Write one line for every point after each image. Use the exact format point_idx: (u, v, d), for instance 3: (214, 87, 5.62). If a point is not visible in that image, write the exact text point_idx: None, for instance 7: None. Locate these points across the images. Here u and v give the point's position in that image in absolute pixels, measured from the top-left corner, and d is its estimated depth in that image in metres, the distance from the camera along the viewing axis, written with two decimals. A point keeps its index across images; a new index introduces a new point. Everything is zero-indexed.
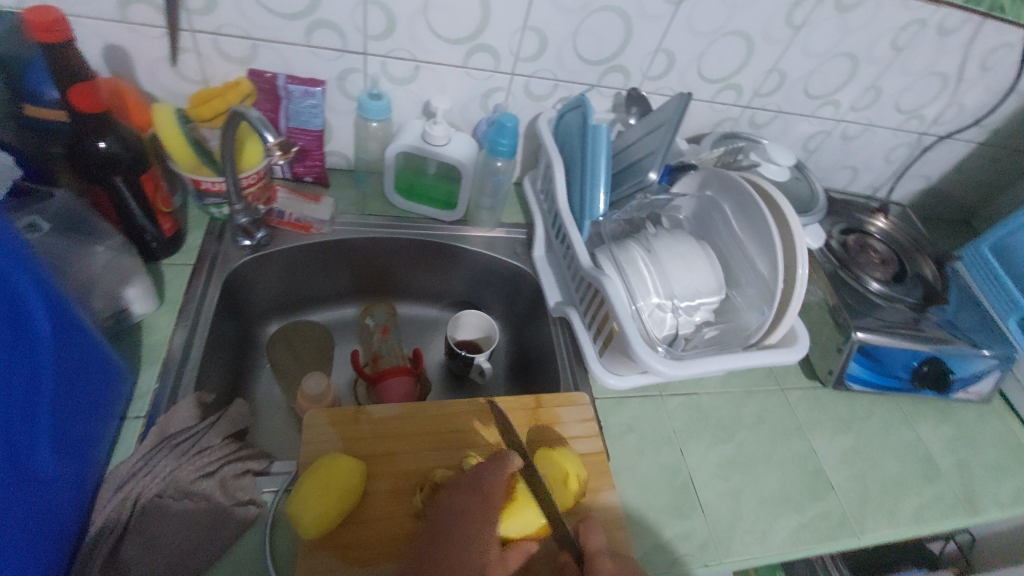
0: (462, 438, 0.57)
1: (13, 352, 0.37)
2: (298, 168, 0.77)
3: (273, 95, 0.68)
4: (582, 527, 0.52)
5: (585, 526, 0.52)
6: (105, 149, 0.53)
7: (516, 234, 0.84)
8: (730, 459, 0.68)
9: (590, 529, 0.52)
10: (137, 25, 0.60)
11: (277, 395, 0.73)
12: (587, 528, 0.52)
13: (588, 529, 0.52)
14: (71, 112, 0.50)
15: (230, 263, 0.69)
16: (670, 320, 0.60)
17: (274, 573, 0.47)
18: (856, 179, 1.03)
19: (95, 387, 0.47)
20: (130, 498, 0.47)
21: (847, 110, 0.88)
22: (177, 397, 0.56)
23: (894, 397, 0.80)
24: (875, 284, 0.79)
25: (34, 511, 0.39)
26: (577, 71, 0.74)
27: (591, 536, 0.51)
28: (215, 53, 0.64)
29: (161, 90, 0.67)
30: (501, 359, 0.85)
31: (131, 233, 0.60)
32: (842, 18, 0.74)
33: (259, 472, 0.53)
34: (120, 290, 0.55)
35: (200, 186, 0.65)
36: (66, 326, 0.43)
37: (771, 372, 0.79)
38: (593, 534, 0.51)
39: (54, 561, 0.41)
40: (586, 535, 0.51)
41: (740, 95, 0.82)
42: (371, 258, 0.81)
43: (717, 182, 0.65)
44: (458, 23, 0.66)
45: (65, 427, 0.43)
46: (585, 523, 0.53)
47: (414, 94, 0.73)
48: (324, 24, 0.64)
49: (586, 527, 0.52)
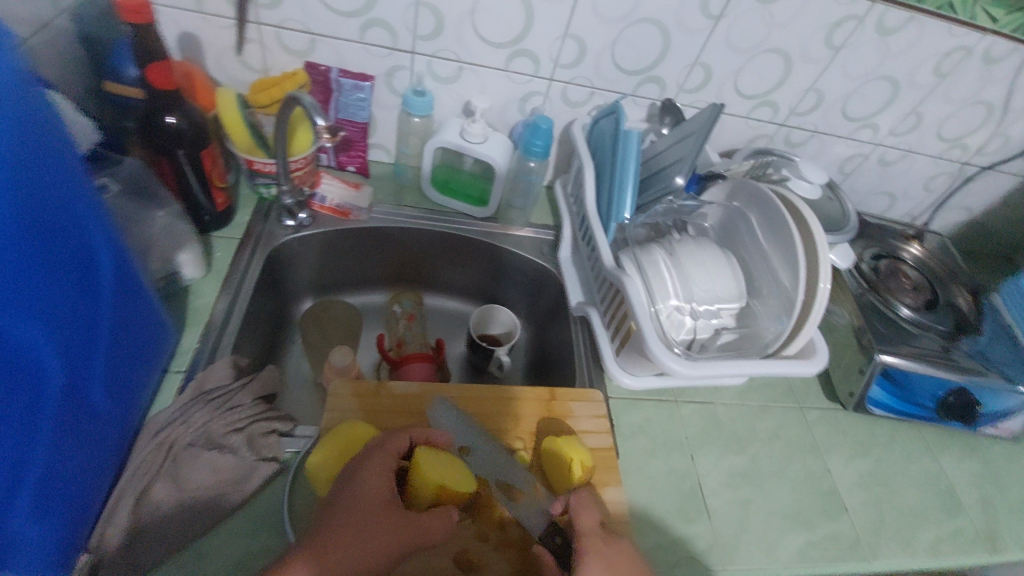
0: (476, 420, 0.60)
1: (82, 297, 0.41)
2: (342, 157, 0.81)
3: (326, 87, 0.73)
4: (572, 501, 0.53)
5: (576, 498, 0.53)
6: (173, 124, 0.58)
7: (544, 234, 0.86)
8: (741, 470, 0.68)
9: (581, 506, 0.53)
10: (210, 15, 0.66)
11: (305, 369, 0.77)
12: (580, 503, 0.53)
13: (579, 506, 0.53)
14: (147, 88, 0.55)
15: (273, 241, 0.74)
16: (688, 324, 0.61)
17: (290, 528, 0.49)
18: (894, 206, 1.02)
19: (146, 337, 0.51)
20: (167, 442, 0.51)
21: (886, 135, 0.87)
22: (215, 358, 0.60)
23: (919, 427, 0.78)
24: (905, 310, 0.78)
25: (83, 441, 0.43)
26: (614, 80, 0.76)
27: (582, 512, 0.52)
28: (277, 45, 0.70)
29: (225, 76, 0.72)
30: (520, 356, 0.87)
31: (188, 205, 0.65)
32: (883, 41, 0.74)
33: (284, 433, 0.55)
34: (174, 254, 0.60)
35: (253, 166, 0.70)
36: (126, 277, 0.47)
37: (791, 390, 0.78)
38: (585, 510, 0.52)
39: (93, 490, 0.45)
40: (578, 510, 0.52)
41: (776, 113, 0.83)
42: (405, 248, 0.85)
43: (746, 194, 0.66)
44: (503, 28, 0.69)
45: (117, 371, 0.47)
46: (576, 497, 0.53)
47: (456, 93, 0.77)
48: (378, 23, 0.68)
49: (579, 502, 0.53)
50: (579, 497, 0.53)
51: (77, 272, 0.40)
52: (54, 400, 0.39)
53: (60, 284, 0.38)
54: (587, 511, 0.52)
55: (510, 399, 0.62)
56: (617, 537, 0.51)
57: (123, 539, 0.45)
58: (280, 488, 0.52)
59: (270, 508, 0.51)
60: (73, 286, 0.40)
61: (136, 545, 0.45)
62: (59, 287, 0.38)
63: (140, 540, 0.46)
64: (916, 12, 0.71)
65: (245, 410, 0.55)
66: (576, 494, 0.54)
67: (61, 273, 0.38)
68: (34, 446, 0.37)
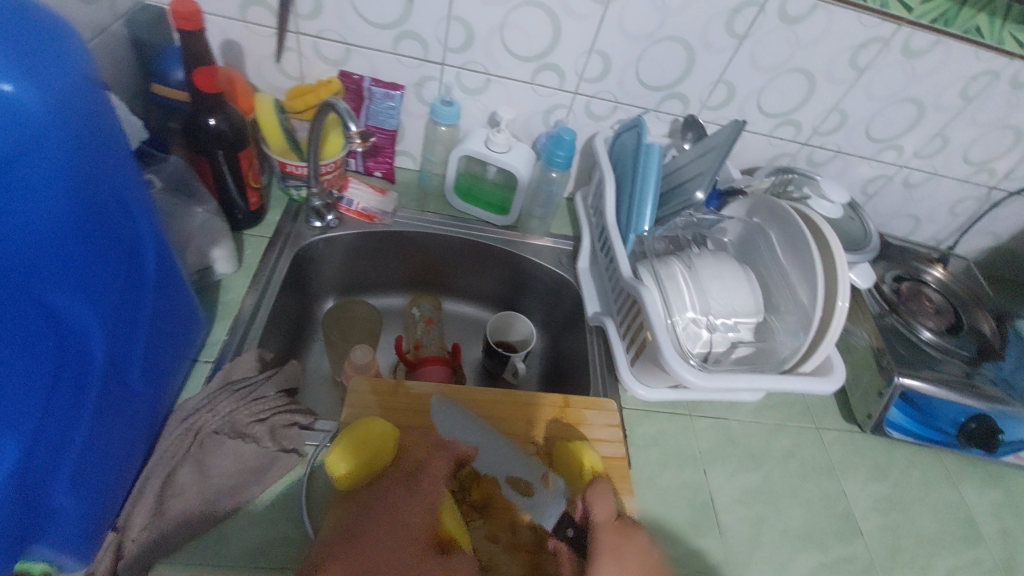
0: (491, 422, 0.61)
1: (127, 286, 0.44)
2: (370, 163, 0.84)
3: (358, 95, 0.76)
4: (588, 493, 0.51)
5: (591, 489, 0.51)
6: (214, 126, 0.61)
7: (564, 245, 0.87)
8: (754, 487, 0.67)
9: (596, 496, 0.50)
10: (253, 25, 0.69)
11: (325, 367, 0.79)
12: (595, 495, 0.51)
13: (594, 498, 0.50)
14: (192, 92, 0.58)
15: (301, 241, 0.76)
16: (704, 336, 0.61)
17: (307, 518, 0.51)
18: (918, 229, 1.01)
19: (181, 326, 0.54)
20: (195, 428, 0.53)
21: (911, 157, 0.87)
22: (241, 351, 0.62)
23: (939, 453, 0.76)
24: (927, 334, 0.76)
25: (118, 423, 0.45)
26: (638, 95, 0.78)
27: (597, 505, 0.50)
28: (314, 55, 0.73)
29: (264, 83, 0.76)
30: (535, 364, 0.87)
31: (223, 203, 0.68)
32: (908, 64, 0.74)
33: (305, 426, 0.57)
34: (208, 249, 0.63)
35: (285, 169, 0.72)
36: (167, 269, 0.50)
37: (807, 410, 0.78)
38: (599, 501, 0.50)
39: (123, 469, 0.47)
40: (593, 503, 0.50)
41: (798, 131, 0.83)
42: (427, 253, 0.87)
43: (766, 211, 0.67)
44: (531, 42, 0.72)
45: (154, 358, 0.49)
46: (592, 488, 0.51)
47: (482, 104, 0.79)
48: (411, 35, 0.71)
49: (594, 494, 0.51)
50: (593, 489, 0.51)
51: (124, 264, 0.43)
52: (97, 382, 0.41)
53: (108, 274, 0.41)
54: (603, 504, 0.50)
55: (525, 403, 0.63)
56: (636, 529, 0.48)
57: (148, 518, 0.47)
58: (298, 479, 0.54)
59: (290, 497, 0.52)
60: (120, 277, 0.42)
61: (160, 525, 0.47)
62: (108, 278, 0.41)
63: (165, 521, 0.47)
64: (943, 35, 0.71)
65: (269, 401, 0.57)
66: (592, 485, 0.52)
67: (110, 264, 0.41)
68: (76, 425, 0.40)
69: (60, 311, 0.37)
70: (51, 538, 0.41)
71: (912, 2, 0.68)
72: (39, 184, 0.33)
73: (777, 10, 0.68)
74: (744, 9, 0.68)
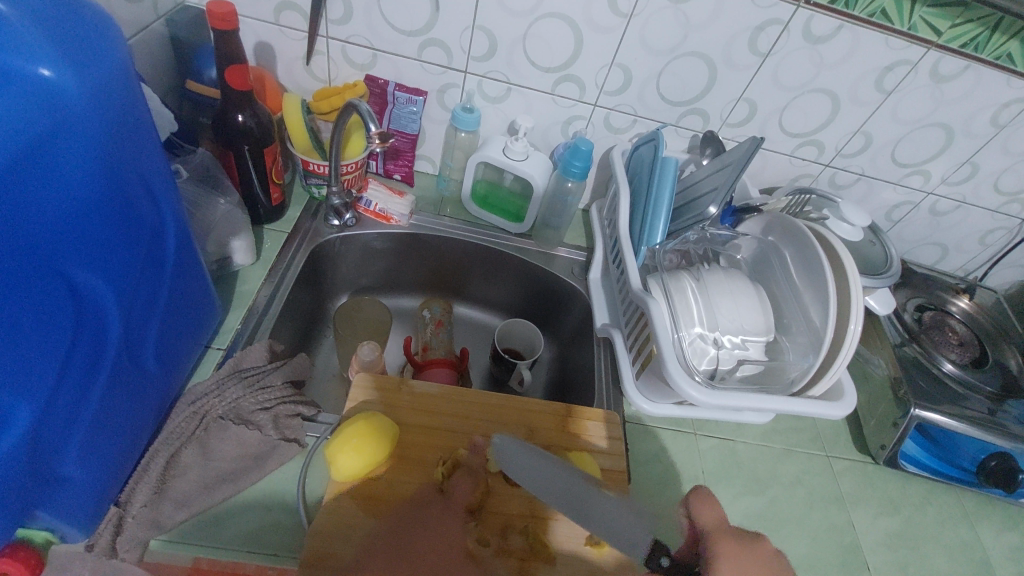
0: (492, 426, 0.60)
1: (145, 268, 0.45)
2: (390, 165, 0.86)
3: (382, 99, 0.78)
4: (689, 501, 0.42)
5: (693, 498, 0.42)
6: (242, 122, 0.63)
7: (577, 256, 0.87)
8: (758, 512, 0.66)
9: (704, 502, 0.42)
10: (286, 28, 0.72)
11: (333, 363, 0.80)
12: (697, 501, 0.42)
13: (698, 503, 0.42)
14: (224, 88, 0.61)
15: (319, 237, 0.78)
16: (711, 352, 0.60)
17: (304, 507, 0.51)
18: (945, 258, 0.98)
19: (197, 311, 0.55)
20: (201, 412, 0.54)
21: (938, 184, 0.85)
22: (253, 340, 0.63)
23: (956, 491, 0.73)
24: (949, 366, 0.74)
25: (129, 398, 0.47)
26: (658, 109, 0.78)
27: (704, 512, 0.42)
28: (342, 58, 0.75)
29: (293, 83, 0.78)
30: (542, 373, 0.87)
31: (246, 197, 0.71)
32: (936, 88, 0.73)
33: (307, 418, 0.58)
34: (229, 240, 0.65)
35: (308, 166, 0.74)
36: (188, 255, 0.51)
37: (818, 437, 0.75)
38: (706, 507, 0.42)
39: (131, 445, 0.49)
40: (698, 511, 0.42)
41: (821, 153, 0.82)
42: (441, 256, 0.88)
43: (780, 228, 0.66)
44: (554, 53, 0.73)
45: (169, 338, 0.51)
46: (692, 493, 0.43)
47: (503, 112, 0.80)
48: (436, 42, 0.73)
49: (698, 499, 0.42)
50: (697, 494, 0.42)
51: (144, 247, 0.45)
52: (110, 359, 0.43)
53: (129, 256, 0.43)
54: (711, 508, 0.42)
55: (527, 411, 0.62)
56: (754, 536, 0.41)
57: (149, 496, 0.48)
58: (296, 470, 0.54)
59: (286, 489, 0.53)
60: (140, 259, 0.44)
61: (160, 505, 0.48)
62: (128, 258, 0.43)
63: (165, 500, 0.49)
64: (974, 60, 0.69)
65: (274, 391, 0.58)
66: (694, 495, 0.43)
67: (131, 245, 0.43)
68: (87, 397, 0.41)
69: (80, 287, 0.39)
70: (56, 506, 0.42)
71: (942, 26, 0.66)
72: (68, 165, 0.35)
73: (801, 30, 0.68)
74: (768, 27, 0.68)
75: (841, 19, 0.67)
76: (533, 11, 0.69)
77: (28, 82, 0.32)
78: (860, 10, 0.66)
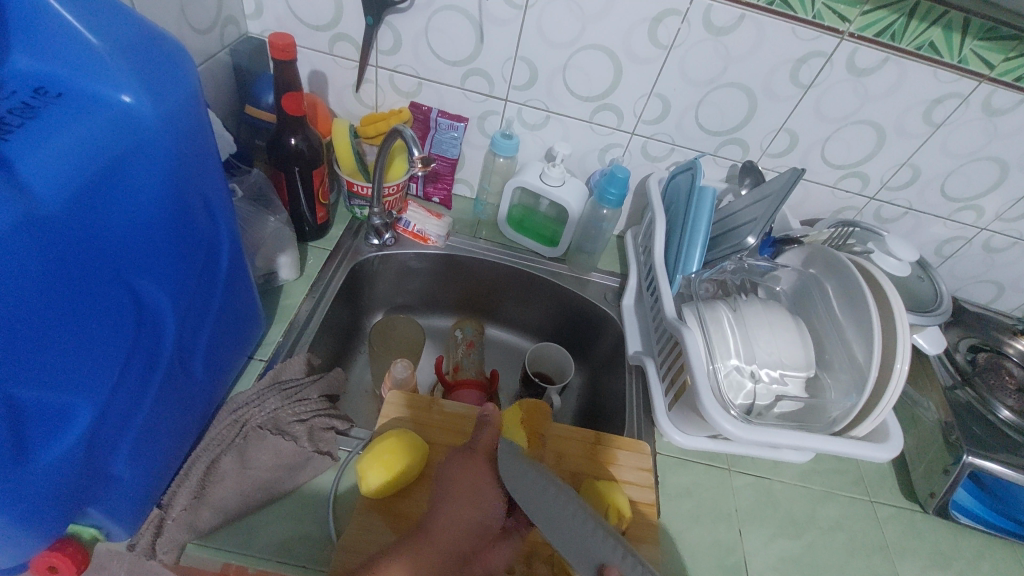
0: (526, 429, 0.62)
1: (201, 282, 0.48)
2: (429, 188, 0.89)
3: (425, 125, 0.81)
4: None
5: None
6: (294, 145, 0.66)
7: (610, 281, 0.87)
8: (795, 556, 0.63)
9: None
10: (338, 57, 0.76)
11: (366, 379, 0.82)
12: None
13: None
14: (280, 112, 0.64)
15: (359, 255, 0.81)
16: (749, 386, 0.58)
17: (331, 519, 0.52)
18: (1001, 297, 0.93)
19: (244, 324, 0.58)
20: (241, 420, 0.56)
21: (993, 219, 0.81)
22: (293, 352, 0.66)
23: (1013, 547, 0.68)
24: (1005, 412, 0.69)
25: (179, 403, 0.49)
26: (696, 139, 0.78)
27: None
28: (390, 86, 0.79)
29: (343, 109, 0.83)
30: (572, 399, 0.87)
31: (294, 217, 0.74)
32: (989, 121, 0.70)
33: (341, 432, 0.60)
34: (275, 256, 0.69)
35: (352, 187, 0.77)
36: (239, 268, 0.54)
37: (862, 481, 0.72)
38: None
39: (175, 451, 0.51)
40: None
41: (865, 184, 0.80)
42: (475, 279, 0.89)
43: (822, 262, 0.65)
44: (593, 84, 0.74)
45: (217, 348, 0.54)
46: None
47: (540, 139, 0.82)
48: (478, 72, 0.75)
49: None
50: None
51: (201, 260, 0.47)
52: (163, 367, 0.45)
53: (187, 270, 0.45)
54: None
55: (539, 412, 0.63)
56: None
57: (188, 501, 0.50)
58: (327, 483, 0.55)
59: (316, 499, 0.54)
60: (196, 271, 0.47)
61: (197, 510, 0.50)
62: (186, 273, 0.45)
63: (203, 506, 0.50)
64: None
65: (310, 404, 0.59)
66: None
67: (189, 259, 0.45)
68: (141, 401, 0.44)
69: (142, 295, 0.41)
70: (104, 504, 0.45)
71: (994, 60, 0.65)
72: (137, 182, 0.38)
73: (844, 62, 0.68)
74: (810, 60, 0.68)
75: (886, 52, 0.66)
76: (573, 43, 0.71)
77: (112, 105, 0.36)
78: (906, 43, 0.65)
